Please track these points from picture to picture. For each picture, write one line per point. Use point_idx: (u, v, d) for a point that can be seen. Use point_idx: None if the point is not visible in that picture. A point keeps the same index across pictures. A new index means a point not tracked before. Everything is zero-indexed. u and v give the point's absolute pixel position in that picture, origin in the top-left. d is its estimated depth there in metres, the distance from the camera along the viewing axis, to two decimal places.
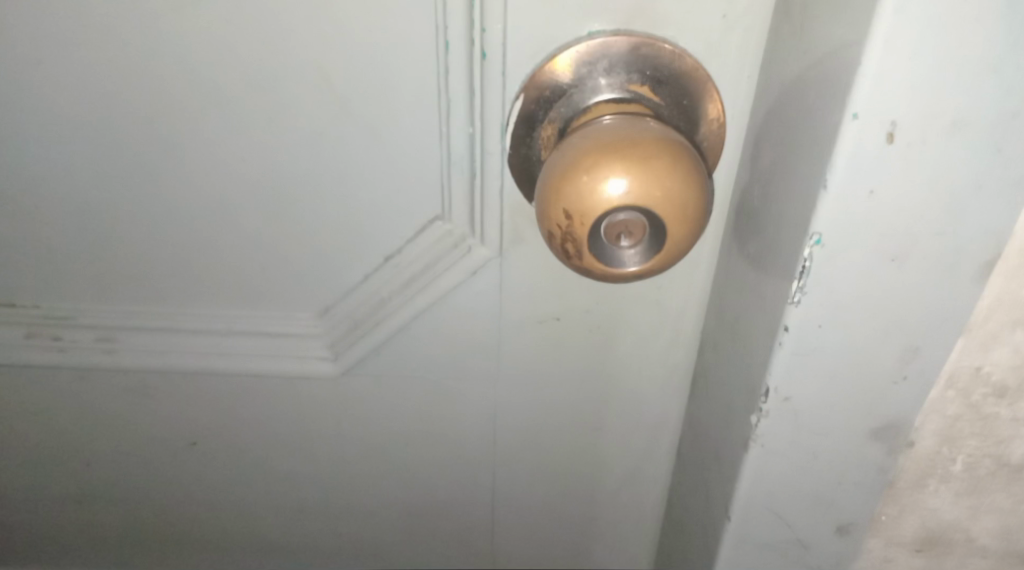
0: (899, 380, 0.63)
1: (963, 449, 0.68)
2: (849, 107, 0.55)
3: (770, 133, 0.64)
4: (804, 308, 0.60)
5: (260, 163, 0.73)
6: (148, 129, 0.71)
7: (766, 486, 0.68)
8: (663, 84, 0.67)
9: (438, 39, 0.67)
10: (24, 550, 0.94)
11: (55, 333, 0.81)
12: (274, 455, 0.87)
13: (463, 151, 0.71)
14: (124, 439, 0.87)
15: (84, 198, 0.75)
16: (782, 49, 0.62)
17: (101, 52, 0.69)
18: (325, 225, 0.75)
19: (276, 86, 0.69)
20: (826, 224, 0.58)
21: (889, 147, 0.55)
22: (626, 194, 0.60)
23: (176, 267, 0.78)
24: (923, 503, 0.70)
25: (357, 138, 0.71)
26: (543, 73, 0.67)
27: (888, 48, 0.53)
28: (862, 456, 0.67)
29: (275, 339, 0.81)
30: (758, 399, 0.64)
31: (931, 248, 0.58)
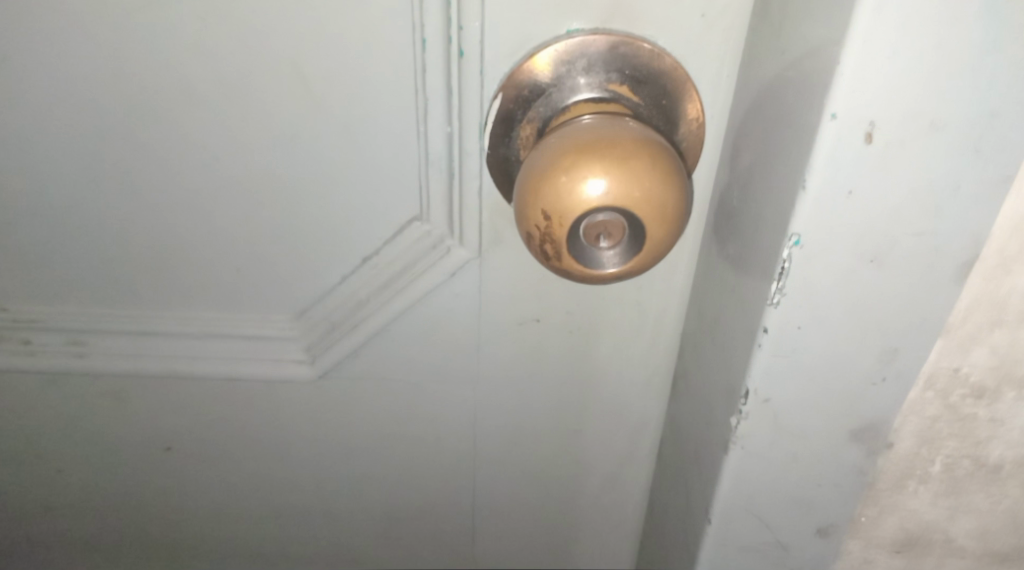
0: (878, 381, 0.63)
1: (941, 450, 0.68)
2: (828, 107, 0.54)
3: (749, 133, 0.63)
4: (783, 309, 0.60)
5: (235, 162, 0.72)
6: (122, 129, 0.71)
7: (746, 488, 0.68)
8: (642, 84, 0.66)
9: (414, 37, 0.67)
10: None
11: (25, 336, 0.80)
12: (252, 458, 0.86)
13: (440, 151, 0.71)
14: (97, 444, 0.86)
15: (56, 199, 0.73)
16: (760, 49, 0.62)
17: (73, 51, 0.68)
18: (302, 226, 0.74)
19: (251, 85, 0.69)
20: (804, 225, 0.57)
21: (867, 147, 0.55)
22: (604, 194, 0.60)
23: (150, 268, 0.77)
24: (903, 504, 0.70)
25: (333, 138, 0.71)
26: (521, 72, 0.67)
27: (866, 48, 0.53)
28: (841, 457, 0.66)
29: (251, 342, 0.80)
30: (738, 401, 0.64)
31: (910, 249, 0.58)
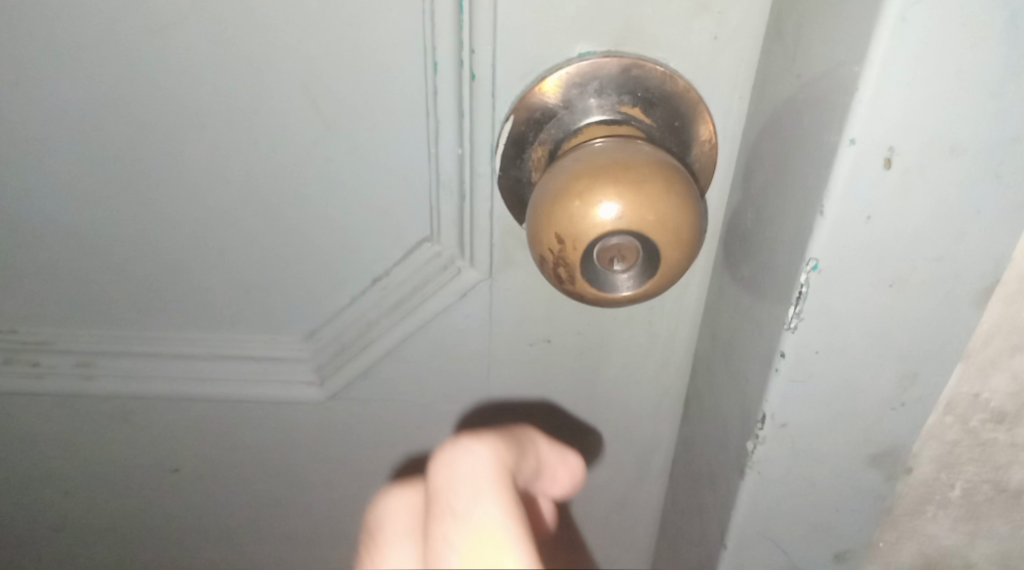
0: (896, 406, 0.62)
1: (961, 475, 0.67)
2: (847, 132, 0.54)
3: (762, 155, 0.63)
4: (801, 333, 0.59)
5: (246, 184, 0.71)
6: (131, 153, 0.70)
7: (762, 513, 0.67)
8: (655, 106, 0.66)
9: (426, 60, 0.67)
10: None
11: (32, 359, 0.79)
12: (260, 478, 0.86)
13: (451, 173, 0.70)
14: (107, 466, 0.86)
15: (64, 222, 0.73)
16: (773, 72, 0.62)
17: (82, 75, 0.67)
18: (310, 248, 0.74)
19: (262, 109, 0.68)
20: (822, 250, 0.57)
21: (886, 172, 0.54)
22: (618, 218, 0.59)
23: (157, 292, 0.77)
24: (921, 529, 0.69)
25: (344, 160, 0.70)
26: (532, 95, 0.66)
27: (885, 74, 0.52)
28: (859, 482, 0.66)
29: (260, 363, 0.79)
30: (755, 426, 0.63)
31: (928, 274, 0.57)
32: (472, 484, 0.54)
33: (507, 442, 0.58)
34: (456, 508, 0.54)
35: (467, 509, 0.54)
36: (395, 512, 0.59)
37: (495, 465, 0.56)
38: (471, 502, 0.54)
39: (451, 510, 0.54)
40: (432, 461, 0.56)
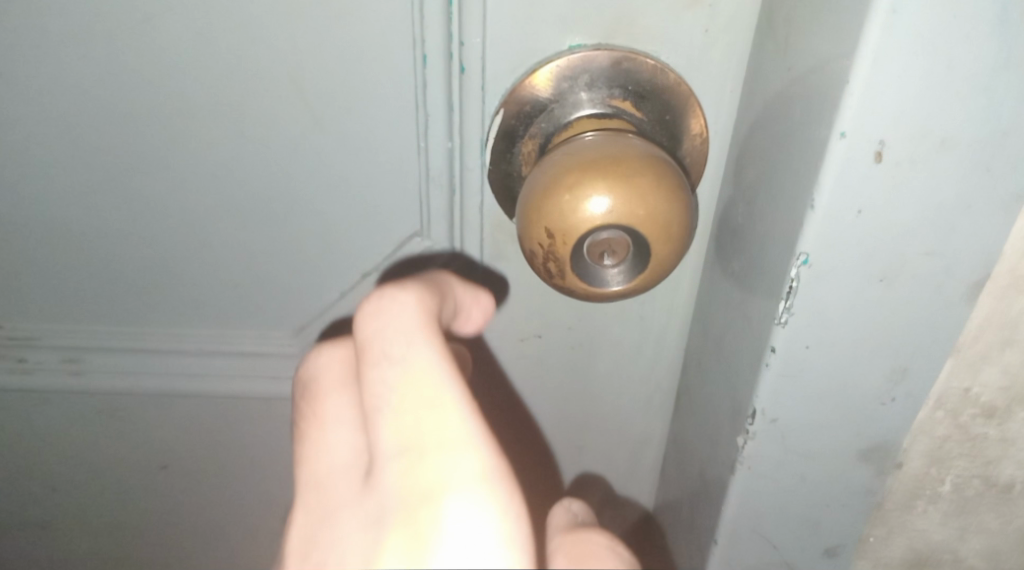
0: (887, 401, 0.62)
1: (951, 470, 0.67)
2: (837, 125, 0.53)
3: (753, 148, 0.63)
4: (791, 328, 0.59)
5: (234, 178, 0.71)
6: (119, 146, 0.70)
7: (753, 509, 0.66)
8: (646, 100, 0.66)
9: (415, 53, 0.66)
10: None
11: (20, 354, 0.79)
12: (249, 473, 0.86)
13: (441, 167, 0.70)
14: (95, 463, 0.86)
15: (51, 217, 0.73)
16: (765, 64, 0.61)
17: (68, 68, 0.67)
18: (299, 243, 0.74)
19: (251, 102, 0.68)
20: (813, 244, 0.56)
21: (877, 166, 0.54)
22: (608, 212, 0.59)
23: (144, 289, 0.76)
24: (912, 524, 0.69)
25: (333, 153, 0.70)
26: (522, 88, 0.66)
27: (876, 67, 0.52)
28: (850, 478, 0.65)
29: (249, 359, 0.79)
30: (745, 421, 0.63)
31: (919, 268, 0.57)
32: (403, 331, 0.57)
33: (431, 289, 0.60)
34: (388, 355, 0.57)
35: (401, 353, 0.56)
36: (330, 361, 0.63)
37: (422, 308, 0.58)
38: (403, 348, 0.56)
39: (385, 355, 0.57)
40: (359, 311, 0.59)
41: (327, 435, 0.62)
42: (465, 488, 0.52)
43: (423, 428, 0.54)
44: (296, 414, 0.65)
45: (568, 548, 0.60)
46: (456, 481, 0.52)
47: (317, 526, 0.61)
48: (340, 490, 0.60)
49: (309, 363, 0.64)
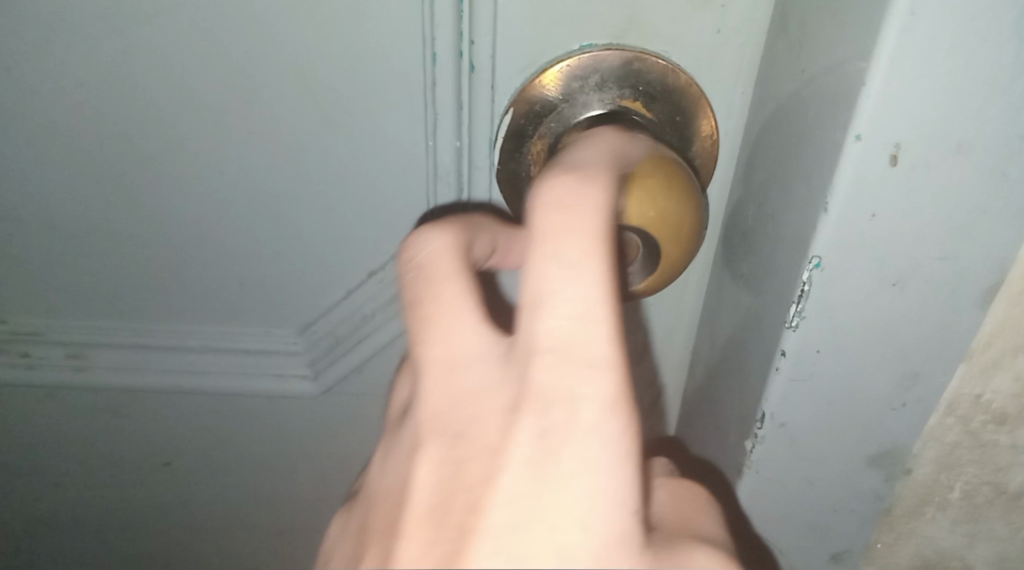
0: (897, 407, 0.61)
1: (961, 477, 0.66)
2: (852, 128, 0.53)
3: (765, 150, 0.62)
4: (802, 332, 0.58)
5: (240, 174, 0.70)
6: (125, 142, 0.69)
7: (760, 513, 0.66)
8: (656, 100, 0.65)
9: (424, 51, 0.65)
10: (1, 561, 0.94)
11: (23, 350, 0.79)
12: (253, 471, 0.86)
13: (449, 166, 0.70)
14: (97, 458, 0.85)
15: (55, 212, 0.72)
16: (778, 66, 0.61)
17: (75, 63, 0.66)
18: (306, 240, 0.73)
19: (258, 98, 0.67)
20: (826, 248, 0.56)
21: (892, 169, 0.54)
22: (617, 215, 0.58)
23: (149, 285, 0.76)
24: (920, 530, 0.69)
25: (341, 150, 0.69)
26: (532, 88, 0.66)
27: (893, 68, 0.51)
28: (859, 484, 0.65)
29: (253, 356, 0.79)
30: (754, 425, 0.63)
31: (933, 273, 0.57)
32: (584, 231, 0.51)
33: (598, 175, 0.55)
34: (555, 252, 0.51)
35: (582, 257, 0.51)
36: (457, 230, 0.57)
37: (608, 208, 0.52)
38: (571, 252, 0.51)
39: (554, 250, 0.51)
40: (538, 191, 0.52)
41: (448, 323, 0.55)
42: (598, 411, 0.50)
43: (578, 338, 0.51)
44: (406, 283, 0.57)
45: (673, 488, 0.59)
46: (594, 401, 0.50)
47: (442, 419, 0.54)
48: (472, 386, 0.53)
49: (429, 236, 0.57)
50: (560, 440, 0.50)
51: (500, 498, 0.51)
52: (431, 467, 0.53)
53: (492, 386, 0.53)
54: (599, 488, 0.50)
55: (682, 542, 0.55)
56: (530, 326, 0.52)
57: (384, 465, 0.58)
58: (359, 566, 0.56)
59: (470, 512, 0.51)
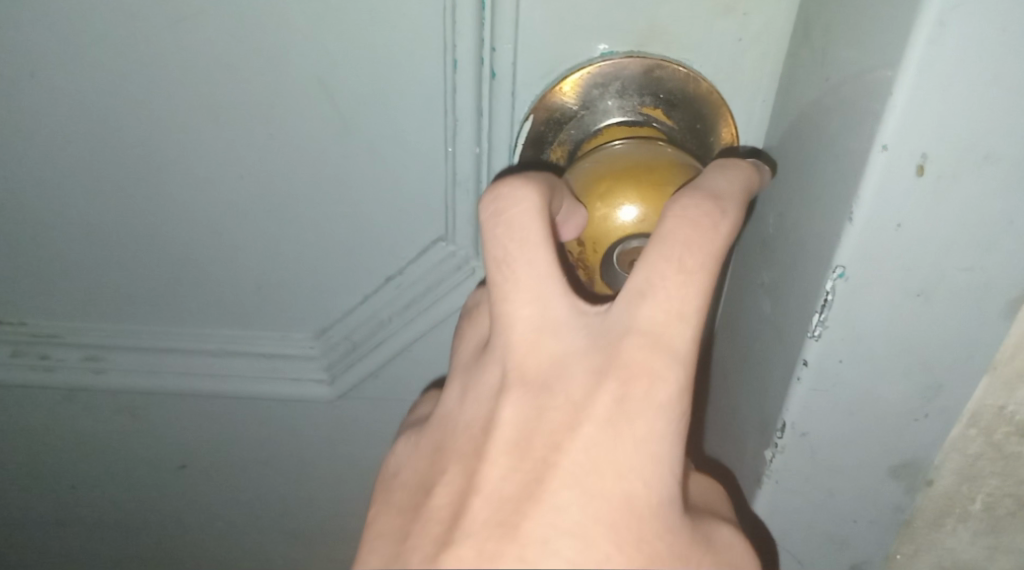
0: (919, 417, 0.61)
1: (983, 489, 0.65)
2: (878, 138, 0.53)
3: (786, 159, 0.62)
4: (824, 342, 0.58)
5: (260, 179, 0.70)
6: (146, 146, 0.69)
7: (779, 523, 0.66)
8: (676, 107, 0.65)
9: (445, 58, 0.65)
10: (16, 562, 0.95)
11: (42, 351, 0.79)
12: (269, 474, 0.86)
13: (468, 172, 0.70)
14: (113, 460, 0.86)
15: (75, 215, 0.72)
16: (800, 75, 0.61)
17: (96, 68, 0.66)
18: (325, 245, 0.73)
19: (278, 104, 0.67)
20: (850, 258, 0.56)
21: (918, 180, 0.53)
22: (639, 220, 0.59)
23: (169, 288, 0.76)
24: (941, 543, 0.68)
25: (361, 156, 0.69)
26: (553, 95, 0.66)
27: (920, 78, 0.51)
28: (880, 495, 0.64)
29: (270, 360, 0.79)
30: (774, 434, 0.62)
31: (957, 284, 0.56)
32: (709, 248, 0.52)
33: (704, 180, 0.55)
34: (681, 262, 0.52)
35: (699, 269, 0.52)
36: (550, 184, 0.55)
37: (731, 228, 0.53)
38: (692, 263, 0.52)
39: (682, 261, 0.52)
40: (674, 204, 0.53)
41: (546, 292, 0.54)
42: (677, 399, 0.52)
43: (671, 328, 0.52)
44: (495, 229, 0.54)
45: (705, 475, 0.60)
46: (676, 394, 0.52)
47: (533, 362, 0.54)
48: (566, 338, 0.54)
49: (525, 188, 0.54)
50: (639, 409, 0.52)
51: (583, 450, 0.52)
52: (518, 411, 0.53)
53: (584, 343, 0.54)
54: (665, 458, 0.52)
55: (710, 517, 0.56)
56: (631, 304, 0.53)
57: (461, 398, 0.57)
58: (409, 503, 0.57)
59: (554, 453, 0.52)
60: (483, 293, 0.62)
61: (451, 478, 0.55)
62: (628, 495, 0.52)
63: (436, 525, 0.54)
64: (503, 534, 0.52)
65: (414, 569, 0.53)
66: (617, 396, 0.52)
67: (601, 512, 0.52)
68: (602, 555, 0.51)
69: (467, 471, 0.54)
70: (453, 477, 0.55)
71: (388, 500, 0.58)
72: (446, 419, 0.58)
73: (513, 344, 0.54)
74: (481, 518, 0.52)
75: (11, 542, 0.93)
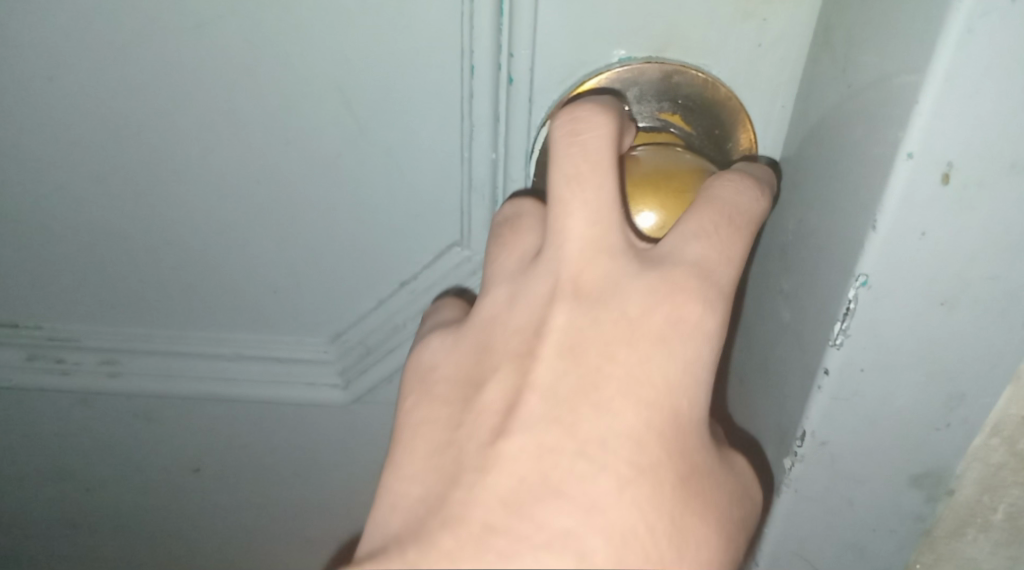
0: (941, 427, 0.60)
1: (1004, 498, 0.65)
2: (903, 146, 0.52)
3: (805, 166, 0.62)
4: (846, 351, 0.58)
5: (276, 184, 0.70)
6: (162, 150, 0.69)
7: (797, 532, 0.65)
8: (694, 113, 0.65)
9: (463, 63, 0.65)
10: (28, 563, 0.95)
11: (59, 355, 0.79)
12: (282, 479, 0.86)
13: (484, 178, 0.69)
14: (126, 463, 0.85)
15: (91, 218, 0.72)
16: (821, 80, 0.60)
17: (114, 71, 0.66)
18: (341, 249, 0.73)
19: (296, 109, 0.67)
20: (873, 266, 0.55)
21: (944, 188, 0.53)
22: (656, 227, 0.62)
23: (185, 292, 0.76)
24: (960, 552, 0.68)
25: (377, 161, 0.69)
26: (570, 102, 0.65)
27: (947, 86, 0.51)
28: (899, 505, 0.64)
29: (285, 364, 0.79)
30: (793, 442, 0.62)
31: (982, 292, 0.56)
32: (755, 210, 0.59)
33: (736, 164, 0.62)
34: (731, 217, 0.59)
35: (745, 226, 0.59)
36: (620, 117, 0.59)
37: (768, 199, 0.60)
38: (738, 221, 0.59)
39: (731, 217, 0.59)
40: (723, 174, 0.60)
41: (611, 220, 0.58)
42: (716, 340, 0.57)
43: (715, 266, 0.58)
44: (569, 149, 0.58)
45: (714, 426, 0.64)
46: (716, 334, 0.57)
47: (591, 274, 0.57)
48: (626, 262, 0.57)
49: (602, 118, 0.58)
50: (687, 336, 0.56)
51: (638, 362, 0.56)
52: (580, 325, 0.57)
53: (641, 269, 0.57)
54: (702, 379, 0.57)
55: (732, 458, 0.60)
56: (680, 241, 0.58)
57: (509, 303, 0.60)
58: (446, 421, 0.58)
59: (609, 361, 0.56)
60: (521, 204, 0.63)
61: (504, 375, 0.58)
62: (673, 409, 0.56)
63: (492, 415, 0.57)
64: (560, 430, 0.55)
65: (471, 459, 0.56)
66: (670, 317, 0.56)
67: (653, 422, 0.55)
68: (649, 461, 0.55)
69: (522, 370, 0.57)
70: (506, 377, 0.58)
71: (429, 394, 0.60)
72: (495, 319, 0.60)
73: (568, 255, 0.58)
74: (538, 413, 0.56)
75: (23, 544, 0.93)
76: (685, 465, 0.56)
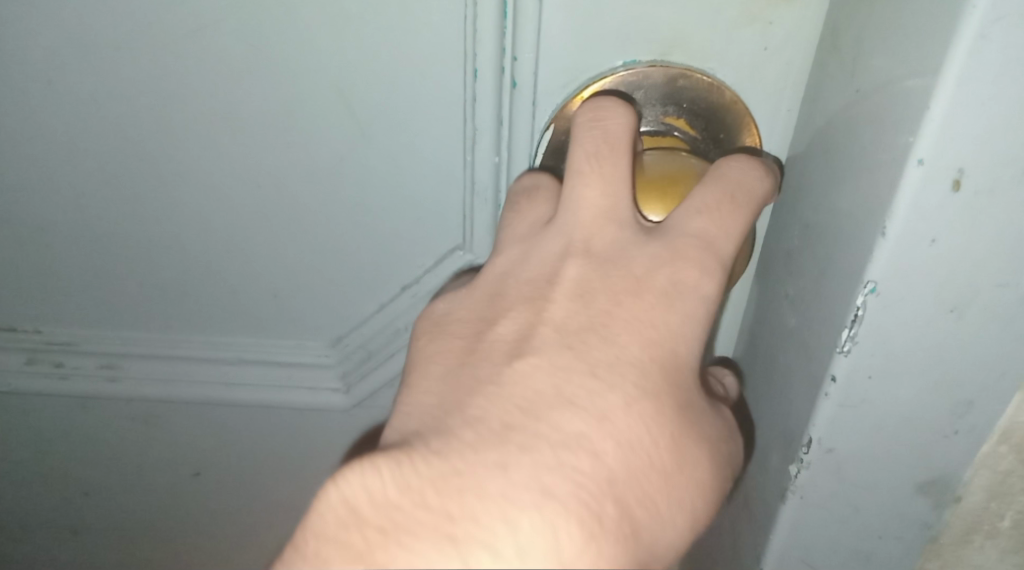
0: (949, 434, 0.60)
1: (1012, 505, 0.65)
2: (914, 152, 0.52)
3: (811, 170, 0.61)
4: (853, 358, 0.57)
5: (277, 188, 0.70)
6: (162, 154, 0.69)
7: (802, 538, 0.65)
8: (699, 117, 0.65)
9: (466, 67, 0.65)
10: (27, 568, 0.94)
11: (57, 359, 0.78)
12: (282, 484, 0.85)
13: (487, 182, 0.69)
14: (126, 468, 0.85)
15: (91, 222, 0.72)
16: (827, 85, 0.60)
17: (113, 75, 0.66)
18: (343, 253, 0.72)
19: (297, 112, 0.67)
20: (882, 273, 0.55)
21: (954, 194, 0.53)
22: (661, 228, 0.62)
23: (185, 296, 0.75)
24: (967, 559, 0.67)
25: (379, 165, 0.68)
26: (574, 106, 0.65)
27: (959, 92, 0.50)
28: (905, 512, 0.63)
29: (286, 368, 0.78)
30: (799, 449, 0.61)
31: (991, 300, 0.55)
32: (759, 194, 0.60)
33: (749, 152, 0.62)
34: (733, 197, 0.59)
35: (747, 207, 0.59)
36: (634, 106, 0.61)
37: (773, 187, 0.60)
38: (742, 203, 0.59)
39: (735, 199, 0.59)
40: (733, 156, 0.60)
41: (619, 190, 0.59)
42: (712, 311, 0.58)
43: (717, 239, 0.59)
44: (588, 132, 0.60)
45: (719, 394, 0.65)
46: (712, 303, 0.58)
47: (602, 238, 0.59)
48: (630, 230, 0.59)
49: (618, 104, 0.60)
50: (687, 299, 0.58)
51: (641, 313, 0.57)
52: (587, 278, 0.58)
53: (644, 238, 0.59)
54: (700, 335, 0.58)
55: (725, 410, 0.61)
56: (683, 216, 0.59)
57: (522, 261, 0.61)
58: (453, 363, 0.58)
59: (617, 308, 0.57)
60: (539, 177, 0.63)
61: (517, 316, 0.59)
62: (673, 352, 0.57)
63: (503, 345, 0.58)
64: (572, 355, 0.56)
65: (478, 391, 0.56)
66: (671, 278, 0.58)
67: (658, 356, 0.57)
68: (652, 392, 0.56)
69: (534, 309, 0.58)
70: (518, 314, 0.59)
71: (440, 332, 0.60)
72: (505, 274, 0.61)
73: (580, 220, 0.60)
74: (550, 339, 0.57)
75: (22, 548, 0.92)
76: (684, 394, 0.57)
